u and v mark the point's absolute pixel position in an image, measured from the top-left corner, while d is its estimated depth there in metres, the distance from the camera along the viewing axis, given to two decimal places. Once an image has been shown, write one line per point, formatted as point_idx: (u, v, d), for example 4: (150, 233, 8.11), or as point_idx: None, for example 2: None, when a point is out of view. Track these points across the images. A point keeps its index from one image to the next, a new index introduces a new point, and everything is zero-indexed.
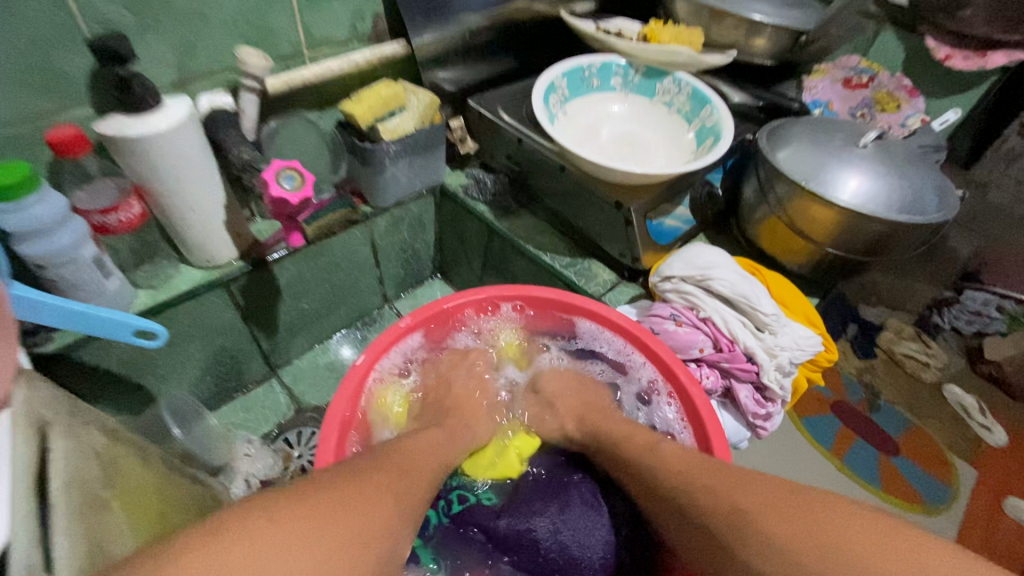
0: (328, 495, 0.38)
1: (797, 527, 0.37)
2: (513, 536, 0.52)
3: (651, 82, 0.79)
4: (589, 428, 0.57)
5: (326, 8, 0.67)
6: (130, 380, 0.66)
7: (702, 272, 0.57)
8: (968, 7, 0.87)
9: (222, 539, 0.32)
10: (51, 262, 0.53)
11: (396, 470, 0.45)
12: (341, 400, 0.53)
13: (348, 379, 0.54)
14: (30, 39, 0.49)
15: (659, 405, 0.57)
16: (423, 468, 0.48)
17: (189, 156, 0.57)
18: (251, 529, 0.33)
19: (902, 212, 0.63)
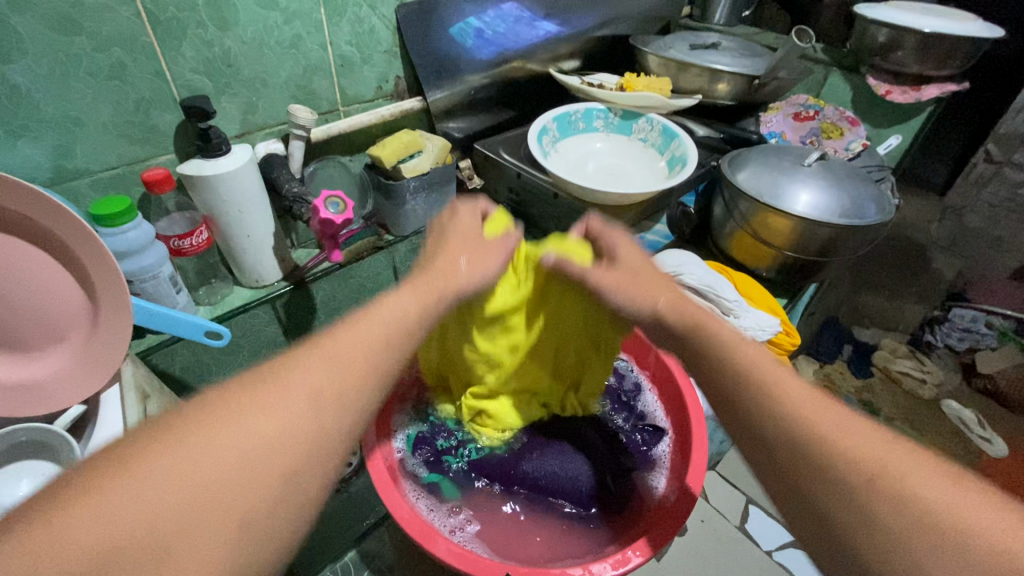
0: (270, 399, 0.34)
1: (818, 447, 0.35)
2: (519, 477, 0.60)
3: (629, 122, 0.93)
4: None
5: (358, 72, 0.82)
6: (190, 385, 0.76)
7: (675, 270, 0.68)
8: (897, 52, 1.03)
9: (162, 454, 0.29)
10: (138, 278, 0.65)
11: (339, 357, 0.38)
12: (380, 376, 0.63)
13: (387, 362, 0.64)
14: (136, 102, 0.63)
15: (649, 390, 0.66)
16: (371, 346, 0.40)
17: (249, 191, 0.70)
18: (197, 441, 0.30)
19: (844, 217, 0.75)
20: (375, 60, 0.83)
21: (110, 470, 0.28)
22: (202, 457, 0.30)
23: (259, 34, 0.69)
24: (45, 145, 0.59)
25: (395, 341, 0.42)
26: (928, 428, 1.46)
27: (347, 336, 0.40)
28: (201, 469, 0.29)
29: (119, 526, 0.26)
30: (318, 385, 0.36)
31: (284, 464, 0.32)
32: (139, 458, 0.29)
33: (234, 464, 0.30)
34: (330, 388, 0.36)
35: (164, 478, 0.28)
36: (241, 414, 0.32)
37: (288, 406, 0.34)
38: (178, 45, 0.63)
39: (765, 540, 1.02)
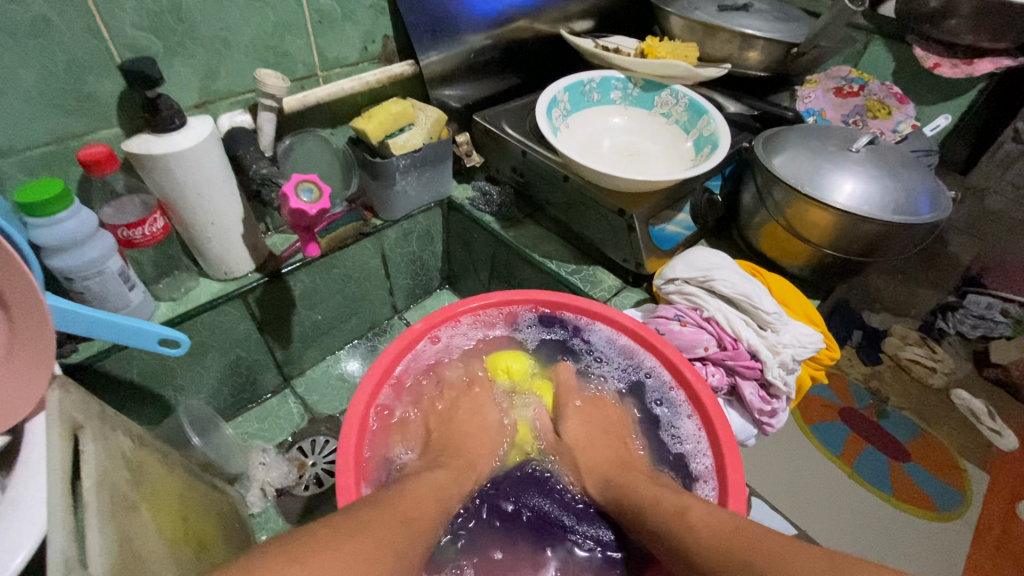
0: (364, 542, 0.40)
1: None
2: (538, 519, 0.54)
3: (650, 95, 0.82)
4: (612, 478, 0.54)
5: (339, 30, 0.70)
6: (151, 391, 0.67)
7: (705, 274, 0.59)
8: (953, 18, 0.91)
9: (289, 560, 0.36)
10: (80, 275, 0.56)
11: (409, 515, 0.46)
12: (357, 404, 0.54)
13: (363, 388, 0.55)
14: (66, 65, 0.52)
15: (677, 418, 0.57)
16: (426, 512, 0.48)
17: (211, 171, 0.60)
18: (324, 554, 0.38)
19: (895, 213, 0.65)
20: (359, 16, 0.71)
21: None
22: (322, 558, 0.37)
23: None
24: None
25: (438, 510, 0.49)
26: (936, 419, 1.41)
27: (404, 498, 0.47)
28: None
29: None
30: (389, 534, 0.43)
31: None
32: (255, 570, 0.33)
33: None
34: (403, 549, 0.43)
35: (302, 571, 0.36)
36: (348, 537, 0.40)
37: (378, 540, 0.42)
38: None
39: None
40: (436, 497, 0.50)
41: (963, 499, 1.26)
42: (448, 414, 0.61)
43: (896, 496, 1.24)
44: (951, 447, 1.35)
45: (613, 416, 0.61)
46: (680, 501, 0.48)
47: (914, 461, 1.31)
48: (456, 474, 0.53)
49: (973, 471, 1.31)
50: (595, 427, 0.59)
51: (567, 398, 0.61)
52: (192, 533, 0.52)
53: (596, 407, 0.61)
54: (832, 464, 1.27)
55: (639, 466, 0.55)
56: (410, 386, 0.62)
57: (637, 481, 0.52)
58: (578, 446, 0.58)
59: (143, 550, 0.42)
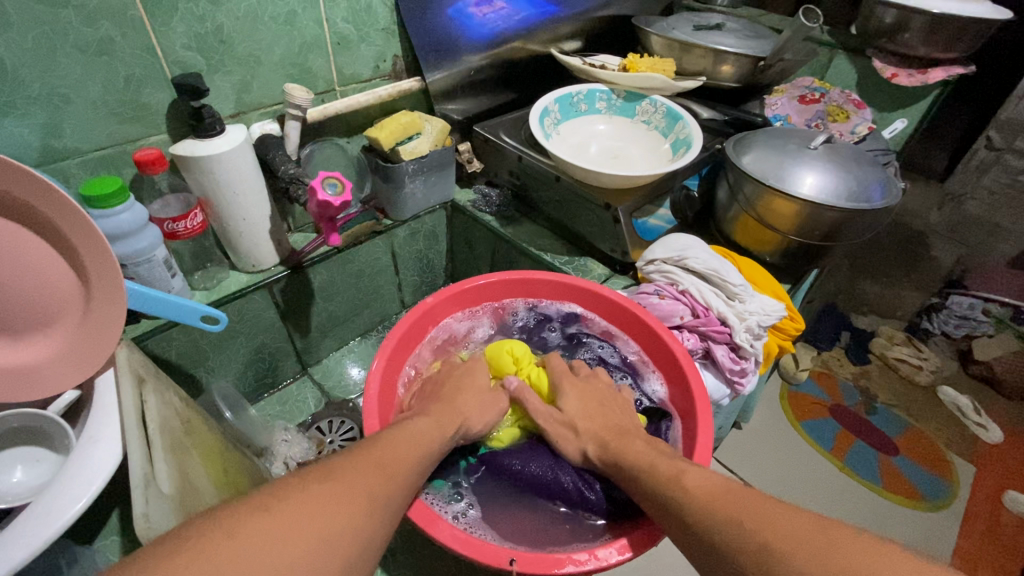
0: (336, 487, 0.41)
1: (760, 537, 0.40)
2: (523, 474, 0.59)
3: (632, 104, 0.91)
4: (608, 442, 0.57)
5: (356, 50, 0.80)
6: (186, 370, 0.74)
7: (679, 253, 0.67)
8: (905, 33, 1.01)
9: (262, 510, 0.36)
10: (131, 262, 0.63)
11: (386, 461, 0.46)
12: (380, 360, 0.62)
13: (386, 346, 0.64)
14: (126, 79, 0.61)
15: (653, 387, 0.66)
16: (406, 458, 0.48)
17: (246, 172, 0.68)
18: (291, 510, 0.37)
19: (850, 201, 0.74)
20: (373, 37, 0.81)
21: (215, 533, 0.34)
22: (294, 513, 0.37)
23: (252, 10, 0.66)
24: (33, 123, 0.57)
25: (421, 459, 0.50)
26: (924, 415, 1.47)
27: (383, 450, 0.47)
28: (292, 532, 0.36)
29: (250, 564, 0.33)
30: (367, 479, 0.43)
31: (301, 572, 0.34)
32: (240, 522, 0.35)
33: (308, 525, 0.37)
34: (384, 494, 0.43)
35: (274, 532, 0.35)
36: (323, 490, 0.40)
37: (356, 488, 0.42)
38: (169, 19, 0.61)
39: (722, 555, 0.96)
40: (417, 449, 0.50)
41: (949, 487, 1.31)
42: (447, 376, 0.65)
43: (884, 486, 1.28)
44: (938, 440, 1.40)
45: (608, 386, 0.64)
46: (674, 466, 0.50)
47: (902, 453, 1.36)
48: (437, 421, 0.55)
49: (959, 463, 1.37)
50: (591, 399, 0.61)
51: (562, 377, 0.64)
52: (232, 483, 0.58)
53: (589, 384, 0.63)
54: (822, 456, 1.33)
55: (635, 431, 0.58)
56: (434, 337, 0.72)
57: (635, 447, 0.55)
58: (573, 416, 0.60)
59: (196, 482, 0.49)
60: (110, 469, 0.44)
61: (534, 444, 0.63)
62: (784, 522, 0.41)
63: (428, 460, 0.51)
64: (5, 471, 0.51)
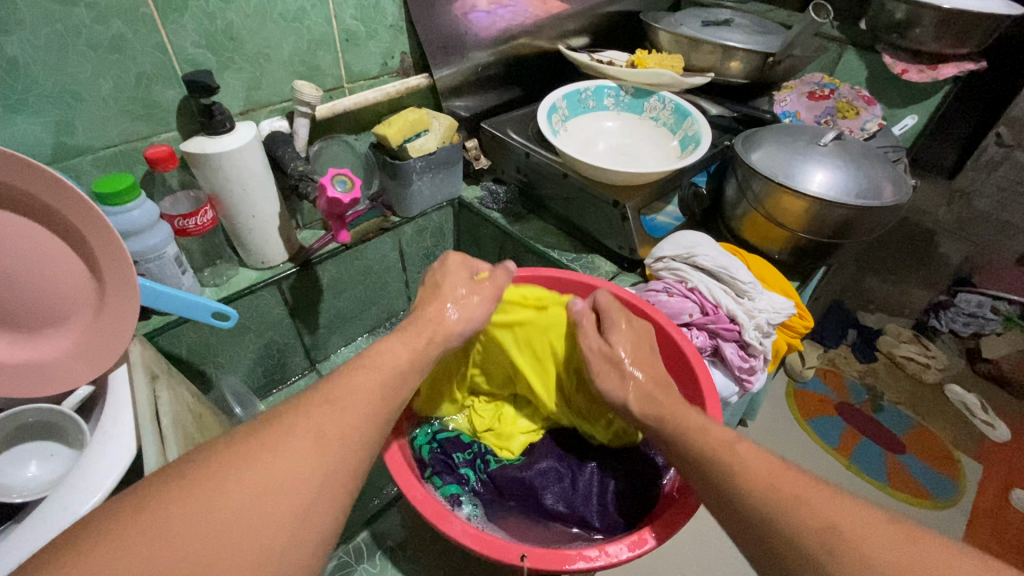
0: (271, 437, 0.37)
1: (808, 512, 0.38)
2: (535, 488, 0.60)
3: (640, 101, 0.91)
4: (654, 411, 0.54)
5: (364, 47, 0.80)
6: (196, 367, 0.75)
7: (688, 251, 0.67)
8: (915, 29, 1.00)
9: (220, 476, 0.34)
10: (143, 258, 0.64)
11: (336, 396, 0.42)
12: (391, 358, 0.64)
13: None
14: (137, 76, 0.61)
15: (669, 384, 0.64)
16: (371, 393, 0.44)
17: (254, 169, 0.69)
18: (226, 470, 0.35)
19: (860, 198, 0.73)
20: (381, 35, 0.81)
21: (140, 512, 0.32)
22: (254, 476, 0.35)
23: (261, 7, 0.66)
24: (46, 120, 0.58)
25: (384, 391, 0.46)
26: (932, 414, 1.46)
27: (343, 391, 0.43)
28: (224, 496, 0.33)
29: (181, 532, 0.31)
30: (326, 419, 0.40)
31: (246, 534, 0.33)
32: (173, 492, 0.33)
33: (245, 486, 0.34)
34: (349, 433, 0.40)
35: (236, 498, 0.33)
36: (276, 446, 0.37)
37: (314, 434, 0.39)
38: (179, 17, 0.61)
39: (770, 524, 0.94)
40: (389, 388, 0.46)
41: (956, 486, 1.31)
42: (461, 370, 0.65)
43: (891, 485, 1.28)
44: (945, 439, 1.40)
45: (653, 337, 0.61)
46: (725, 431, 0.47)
47: (908, 452, 1.36)
48: (437, 389, 0.52)
49: (966, 461, 1.36)
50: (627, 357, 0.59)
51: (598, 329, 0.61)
52: None
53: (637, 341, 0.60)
54: (828, 454, 1.33)
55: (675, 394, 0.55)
56: None
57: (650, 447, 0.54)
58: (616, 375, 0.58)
59: None
60: (124, 465, 0.44)
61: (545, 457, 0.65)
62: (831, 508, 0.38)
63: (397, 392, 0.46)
64: (20, 466, 0.52)
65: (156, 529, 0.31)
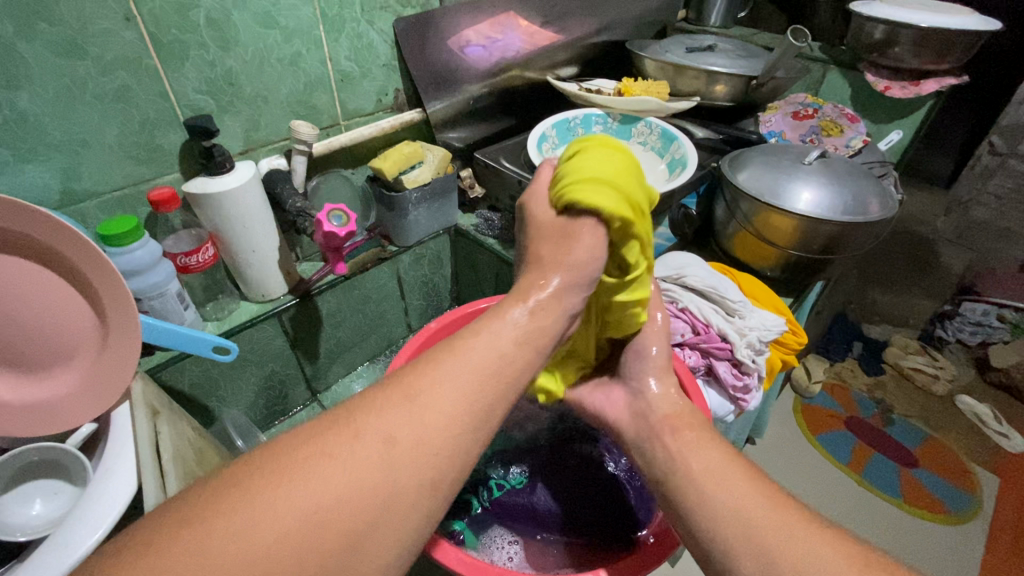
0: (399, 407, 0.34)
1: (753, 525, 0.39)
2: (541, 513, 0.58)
3: (628, 126, 0.93)
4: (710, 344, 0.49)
5: (358, 86, 0.83)
6: (198, 401, 0.76)
7: (677, 272, 0.70)
8: (895, 47, 1.03)
9: (341, 444, 0.31)
10: (146, 296, 0.65)
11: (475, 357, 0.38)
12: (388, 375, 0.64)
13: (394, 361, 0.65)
14: (140, 123, 0.64)
15: None
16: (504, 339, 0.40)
17: (255, 208, 0.71)
18: (346, 439, 0.32)
19: (846, 214, 0.74)
20: (374, 73, 0.84)
21: (260, 487, 0.29)
22: (396, 430, 0.33)
23: (259, 54, 0.70)
24: (54, 168, 0.60)
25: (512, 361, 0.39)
26: (943, 424, 1.37)
27: (476, 341, 0.39)
28: (349, 471, 0.30)
29: (298, 518, 0.28)
30: (456, 386, 0.36)
31: (348, 519, 0.29)
32: (290, 466, 0.30)
33: (372, 472, 0.31)
34: (456, 408, 0.35)
35: (382, 474, 0.31)
36: (421, 401, 0.35)
37: (461, 389, 0.36)
38: (181, 66, 0.64)
39: None
40: (522, 338, 0.41)
41: (973, 498, 1.21)
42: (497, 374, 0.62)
43: (906, 500, 1.20)
44: (958, 451, 1.31)
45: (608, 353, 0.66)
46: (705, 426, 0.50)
47: (922, 465, 1.27)
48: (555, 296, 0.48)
49: (982, 474, 1.27)
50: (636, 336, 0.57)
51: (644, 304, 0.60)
52: None
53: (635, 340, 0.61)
54: (837, 471, 1.25)
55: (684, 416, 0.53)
56: None
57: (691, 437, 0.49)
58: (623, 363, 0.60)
59: None
60: (115, 513, 0.44)
61: (543, 473, 0.62)
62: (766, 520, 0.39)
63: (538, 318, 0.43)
64: (25, 504, 0.52)
65: (280, 516, 0.28)
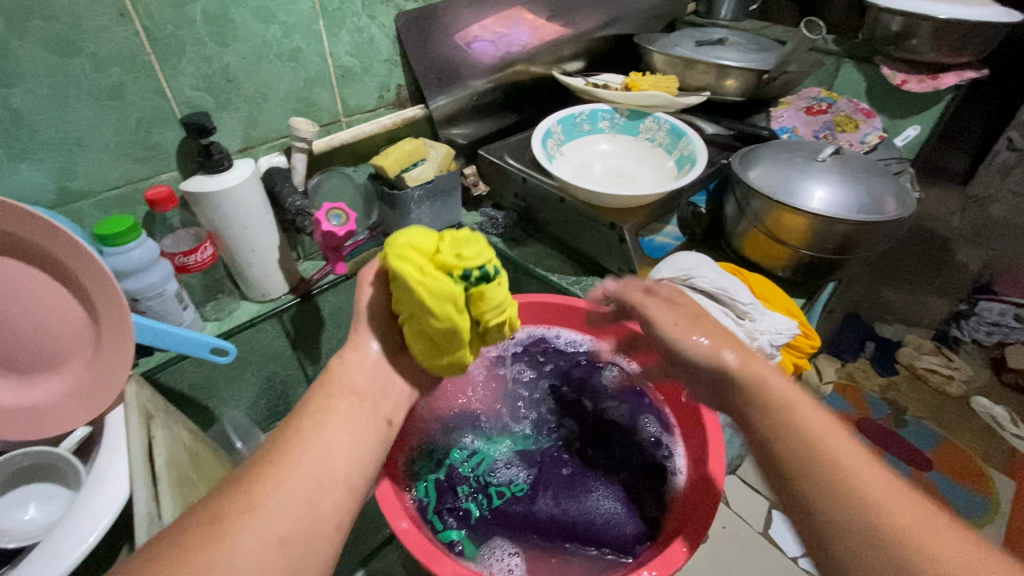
0: (298, 442, 0.41)
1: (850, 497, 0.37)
2: (546, 520, 0.56)
3: (635, 122, 0.91)
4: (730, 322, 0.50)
5: (359, 82, 0.82)
6: (198, 402, 0.75)
7: (686, 273, 0.67)
8: (913, 40, 1.00)
9: (204, 539, 0.33)
10: (143, 296, 0.64)
11: (347, 386, 0.46)
12: None
13: None
14: (136, 121, 0.63)
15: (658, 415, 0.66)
16: (369, 377, 0.48)
17: (255, 206, 0.70)
18: (260, 478, 0.38)
19: (861, 213, 0.72)
20: (376, 69, 0.82)
21: (191, 534, 0.34)
22: (300, 475, 0.39)
23: (257, 49, 0.68)
24: (49, 167, 0.59)
25: (376, 382, 0.48)
26: (957, 426, 1.33)
27: (338, 375, 0.47)
28: (274, 498, 0.37)
29: (245, 545, 0.34)
30: (350, 409, 0.45)
31: (290, 531, 0.36)
32: (213, 512, 0.35)
33: (297, 490, 0.38)
34: (353, 422, 0.44)
35: (296, 517, 0.37)
36: (319, 428, 0.42)
37: (349, 436, 0.43)
38: (177, 62, 0.63)
39: (791, 547, 1.02)
40: (372, 372, 0.48)
41: (989, 501, 1.18)
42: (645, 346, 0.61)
43: None
44: (974, 453, 1.27)
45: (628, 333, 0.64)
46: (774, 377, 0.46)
47: (937, 468, 1.23)
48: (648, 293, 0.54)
49: (998, 477, 1.22)
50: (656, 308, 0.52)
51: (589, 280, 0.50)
52: None
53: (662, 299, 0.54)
54: None
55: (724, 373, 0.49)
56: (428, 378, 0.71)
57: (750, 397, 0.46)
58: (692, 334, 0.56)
59: None
60: (107, 521, 0.43)
61: (544, 478, 0.60)
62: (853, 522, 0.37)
63: (394, 356, 0.51)
64: (19, 508, 0.52)
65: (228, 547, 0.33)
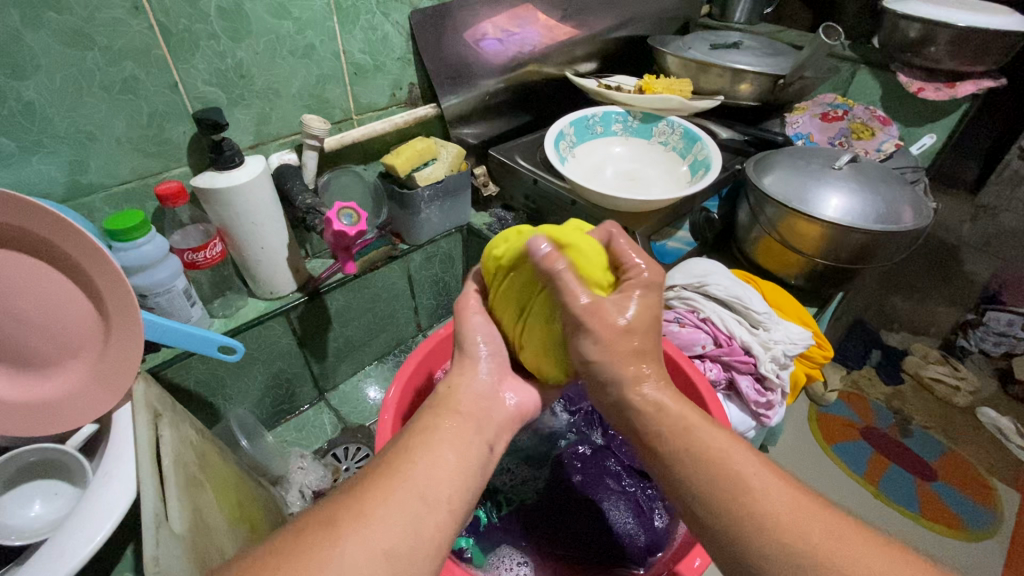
0: (410, 460, 0.39)
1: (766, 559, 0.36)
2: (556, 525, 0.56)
3: (648, 125, 0.90)
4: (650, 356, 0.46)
5: (372, 80, 0.81)
6: (204, 399, 0.75)
7: (700, 279, 0.68)
8: (931, 47, 0.98)
9: (316, 549, 0.32)
10: (151, 292, 0.63)
11: (460, 408, 0.45)
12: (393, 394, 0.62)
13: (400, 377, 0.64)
14: (149, 115, 0.62)
15: None
16: (476, 403, 0.46)
17: (264, 203, 0.69)
18: (374, 493, 0.36)
19: (878, 222, 0.71)
20: (389, 67, 0.82)
21: (303, 546, 0.32)
22: (406, 492, 0.36)
23: (271, 45, 0.68)
24: (60, 160, 0.59)
25: (485, 404, 0.46)
26: (965, 438, 1.32)
27: (443, 399, 0.46)
28: (383, 515, 0.35)
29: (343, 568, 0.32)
30: (459, 427, 0.43)
31: (393, 545, 0.34)
32: (316, 527, 0.34)
33: (411, 509, 0.36)
34: (462, 441, 0.42)
35: (400, 533, 0.35)
36: (434, 445, 0.40)
37: (456, 451, 0.41)
38: (191, 57, 0.62)
39: None
40: (479, 396, 0.47)
41: (993, 514, 1.16)
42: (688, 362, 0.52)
43: (924, 515, 1.14)
44: (979, 465, 1.25)
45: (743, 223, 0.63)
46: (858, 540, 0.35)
47: (941, 479, 1.22)
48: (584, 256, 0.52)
49: (1003, 490, 1.21)
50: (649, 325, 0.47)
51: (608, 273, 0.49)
52: (246, 516, 0.58)
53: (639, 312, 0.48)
54: (854, 482, 1.20)
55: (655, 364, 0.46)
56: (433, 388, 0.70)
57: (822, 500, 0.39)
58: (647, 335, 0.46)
59: (208, 520, 0.49)
60: (114, 521, 0.43)
61: (554, 487, 0.60)
62: (806, 523, 0.36)
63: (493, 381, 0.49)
64: (24, 505, 0.51)
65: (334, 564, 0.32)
